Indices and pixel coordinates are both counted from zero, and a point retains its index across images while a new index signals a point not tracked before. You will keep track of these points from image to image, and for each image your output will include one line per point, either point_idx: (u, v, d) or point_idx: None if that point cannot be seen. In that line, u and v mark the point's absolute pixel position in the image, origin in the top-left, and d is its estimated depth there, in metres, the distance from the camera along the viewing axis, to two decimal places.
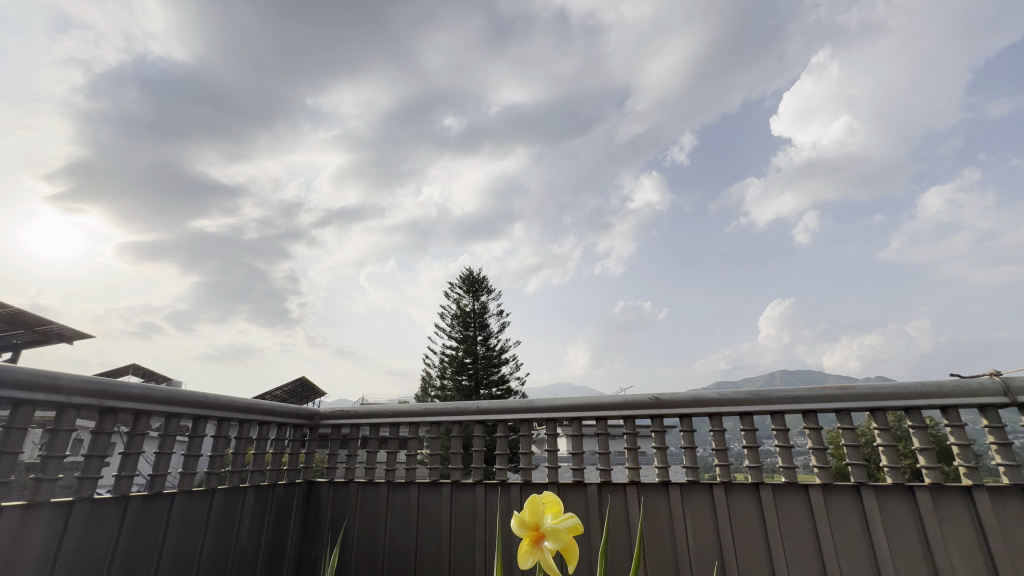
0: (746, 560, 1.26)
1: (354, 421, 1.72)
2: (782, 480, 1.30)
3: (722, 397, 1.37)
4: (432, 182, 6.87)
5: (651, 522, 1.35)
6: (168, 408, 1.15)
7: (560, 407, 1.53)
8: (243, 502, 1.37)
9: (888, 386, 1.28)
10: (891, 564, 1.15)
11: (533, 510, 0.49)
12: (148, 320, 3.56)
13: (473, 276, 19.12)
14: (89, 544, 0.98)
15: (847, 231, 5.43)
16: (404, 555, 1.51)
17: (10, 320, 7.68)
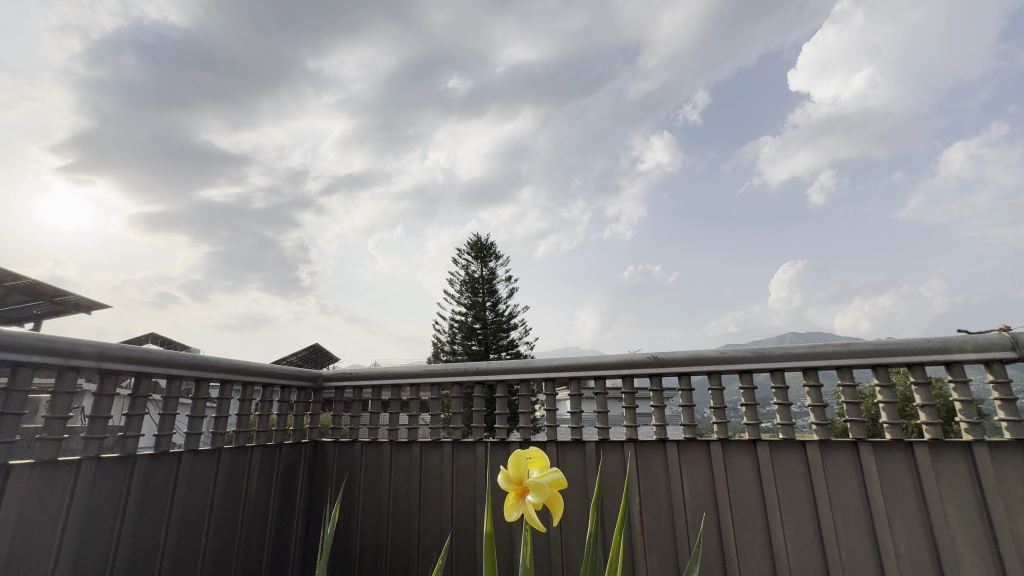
0: (741, 512, 1.29)
1: (356, 383, 1.76)
2: (779, 438, 1.32)
3: (720, 355, 1.38)
4: (438, 147, 6.76)
5: (648, 477, 1.38)
6: (170, 371, 1.17)
7: (558, 366, 1.54)
8: (250, 461, 1.42)
9: (892, 342, 1.26)
10: (884, 518, 1.17)
11: (517, 465, 0.51)
12: (163, 290, 3.64)
13: (482, 242, 19.08)
14: (100, 502, 1.02)
15: (865, 189, 5.29)
16: (408, 508, 1.57)
17: (29, 291, 7.85)
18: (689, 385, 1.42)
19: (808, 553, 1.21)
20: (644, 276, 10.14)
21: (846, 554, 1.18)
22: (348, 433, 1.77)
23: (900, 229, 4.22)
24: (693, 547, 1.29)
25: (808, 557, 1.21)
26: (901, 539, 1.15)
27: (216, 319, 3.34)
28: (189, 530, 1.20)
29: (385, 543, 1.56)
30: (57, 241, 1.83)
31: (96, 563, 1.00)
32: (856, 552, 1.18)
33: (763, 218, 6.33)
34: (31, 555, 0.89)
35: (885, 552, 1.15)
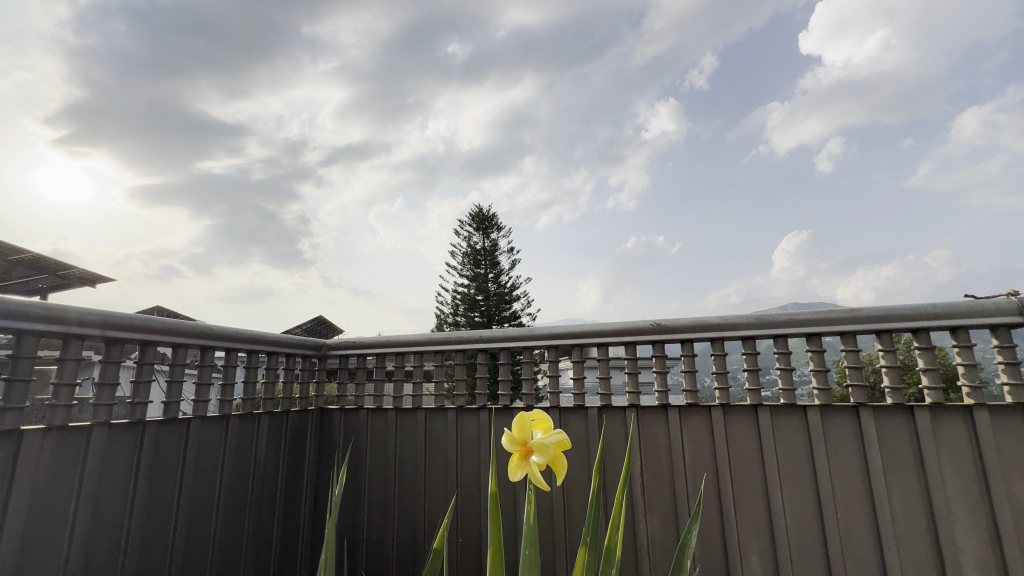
0: (740, 474, 1.32)
1: (359, 351, 1.77)
2: (781, 403, 1.34)
3: (724, 322, 1.38)
4: (439, 116, 6.62)
5: (649, 441, 1.41)
6: (173, 340, 1.18)
7: (561, 333, 1.55)
8: (258, 428, 1.45)
9: (898, 308, 1.26)
10: (881, 480, 1.20)
11: (520, 427, 0.52)
12: (166, 264, 3.65)
13: (483, 213, 18.94)
14: (113, 467, 1.05)
15: (874, 156, 5.19)
16: (414, 473, 1.61)
17: (31, 265, 7.87)
18: (693, 352, 1.43)
19: (804, 513, 1.25)
20: (646, 247, 10.11)
21: (843, 516, 1.22)
22: (353, 401, 1.80)
23: (908, 198, 4.16)
24: (693, 508, 1.32)
25: (804, 517, 1.25)
26: (897, 501, 1.18)
27: (221, 292, 3.38)
28: (201, 493, 1.24)
29: (392, 505, 1.61)
30: (53, 213, 1.80)
31: (112, 523, 1.04)
32: (850, 512, 1.21)
33: (769, 187, 6.25)
34: (48, 516, 0.93)
35: (880, 511, 1.19)
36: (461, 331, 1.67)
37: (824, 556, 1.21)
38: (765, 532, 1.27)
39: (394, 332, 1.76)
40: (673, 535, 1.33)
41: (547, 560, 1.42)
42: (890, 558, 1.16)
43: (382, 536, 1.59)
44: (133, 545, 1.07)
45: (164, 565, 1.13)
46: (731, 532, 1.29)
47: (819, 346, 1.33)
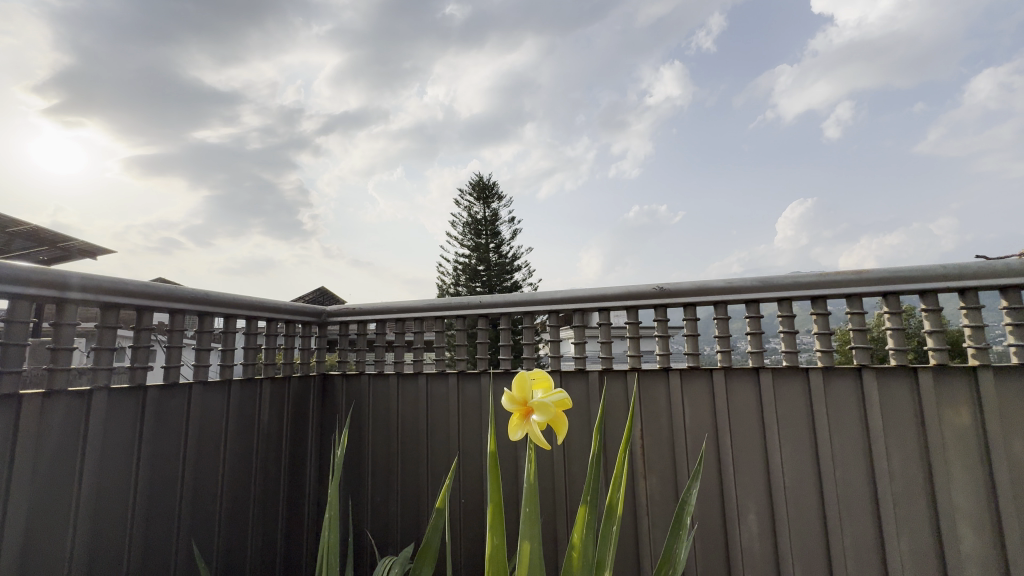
0: (740, 435, 1.34)
1: (360, 318, 1.78)
2: (783, 366, 1.34)
3: (728, 285, 1.37)
4: (437, 81, 6.46)
5: (649, 403, 1.43)
6: (169, 306, 1.19)
7: (562, 298, 1.55)
8: (260, 392, 1.47)
9: (906, 269, 1.24)
10: (880, 439, 1.22)
11: (521, 387, 0.57)
12: (165, 236, 3.64)
13: (483, 182, 18.69)
14: (116, 430, 1.07)
15: (883, 121, 5.07)
16: (416, 436, 1.65)
17: (30, 237, 7.86)
18: (695, 315, 1.43)
19: (802, 472, 1.28)
20: (648, 216, 10.03)
21: (841, 475, 1.24)
22: (355, 367, 1.82)
23: (917, 163, 4.08)
24: (693, 469, 1.35)
25: (802, 477, 1.27)
26: (896, 460, 1.20)
27: (222, 264, 3.39)
28: (205, 455, 1.27)
29: (395, 468, 1.65)
30: (51, 183, 1.78)
31: (118, 484, 1.06)
32: (847, 471, 1.24)
33: (773, 154, 6.14)
34: (55, 476, 0.95)
35: (878, 470, 1.21)
36: (462, 297, 1.67)
37: (820, 513, 1.25)
38: (763, 491, 1.30)
39: (395, 299, 1.76)
40: (673, 494, 1.36)
41: (549, 518, 1.46)
42: (885, 515, 1.19)
43: (387, 497, 1.64)
44: (140, 504, 1.10)
45: (172, 523, 1.17)
46: (729, 491, 1.33)
47: (824, 308, 1.32)
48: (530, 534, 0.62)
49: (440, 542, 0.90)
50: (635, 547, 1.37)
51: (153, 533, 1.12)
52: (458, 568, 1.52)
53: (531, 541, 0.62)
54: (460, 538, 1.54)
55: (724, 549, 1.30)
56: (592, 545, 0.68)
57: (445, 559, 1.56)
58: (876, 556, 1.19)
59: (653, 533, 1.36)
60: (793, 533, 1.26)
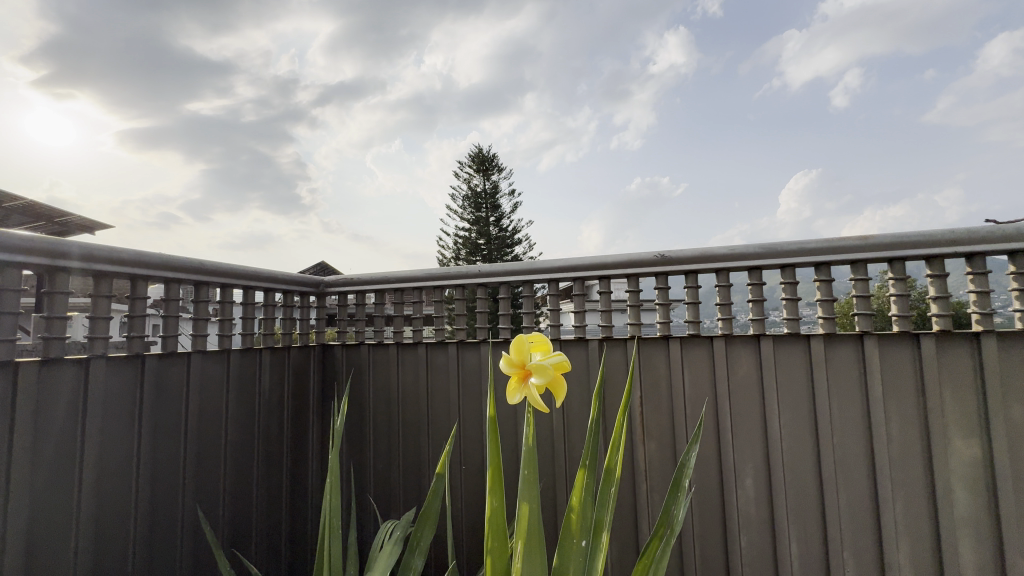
0: (739, 402, 1.35)
1: (358, 288, 1.77)
2: (784, 333, 1.33)
3: (731, 252, 1.35)
4: (435, 49, 6.29)
5: (649, 371, 1.44)
6: (163, 275, 1.17)
7: (561, 267, 1.54)
8: (261, 361, 1.47)
9: (914, 235, 1.21)
10: (880, 405, 1.22)
11: (519, 350, 0.59)
12: (163, 210, 3.62)
13: (483, 154, 18.40)
14: (116, 399, 1.06)
15: (892, 89, 4.96)
16: (417, 404, 1.67)
17: (27, 212, 7.82)
18: (696, 283, 1.42)
19: (802, 438, 1.28)
20: (650, 188, 9.93)
21: (840, 440, 1.25)
22: (353, 337, 1.83)
23: (925, 133, 4.01)
24: (692, 435, 1.37)
25: (800, 442, 1.28)
26: (895, 425, 1.21)
27: (222, 238, 3.39)
28: (207, 424, 1.28)
29: (396, 436, 1.68)
30: (43, 158, 1.74)
31: (121, 452, 1.06)
32: (847, 436, 1.25)
33: (778, 122, 6.04)
34: (57, 445, 0.95)
35: (877, 434, 1.22)
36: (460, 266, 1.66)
37: (816, 477, 1.26)
38: (761, 456, 1.31)
39: (394, 269, 1.74)
40: (671, 458, 1.39)
41: (548, 484, 1.49)
42: (882, 479, 1.20)
43: (389, 464, 1.68)
44: (144, 471, 1.11)
45: (178, 490, 1.18)
46: (727, 456, 1.34)
47: (828, 275, 1.30)
48: (530, 496, 0.63)
49: (439, 509, 0.98)
50: (632, 509, 1.41)
51: (159, 500, 1.14)
52: (458, 531, 1.56)
53: (530, 503, 0.63)
54: (460, 503, 1.58)
55: (721, 512, 1.33)
56: (590, 507, 0.70)
57: (446, 523, 1.60)
58: (871, 518, 1.21)
59: (651, 496, 1.39)
60: (790, 496, 1.27)
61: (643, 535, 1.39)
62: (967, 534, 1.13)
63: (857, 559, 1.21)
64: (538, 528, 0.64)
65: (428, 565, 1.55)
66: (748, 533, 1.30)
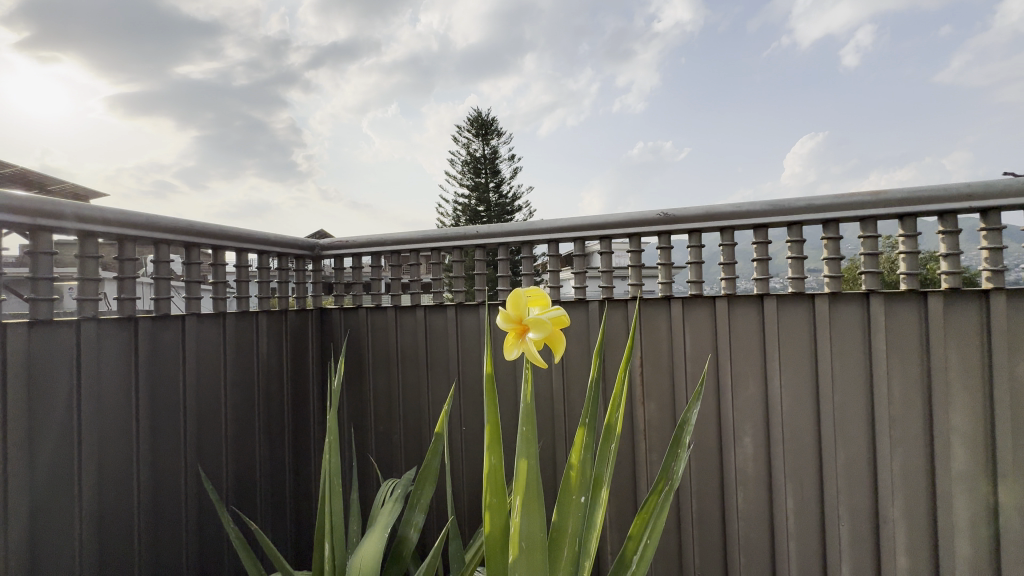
0: (740, 362, 1.35)
1: (354, 251, 1.75)
2: (789, 292, 1.31)
3: (737, 209, 1.31)
4: (431, 6, 6.04)
5: (650, 333, 1.43)
6: (150, 236, 1.14)
7: (561, 227, 1.51)
8: (257, 325, 1.47)
9: (928, 189, 1.15)
10: (883, 363, 1.21)
11: (517, 305, 0.61)
12: (158, 177, 3.57)
13: (483, 118, 17.95)
14: (108, 363, 1.06)
15: (905, 47, 4.80)
16: (417, 366, 1.69)
17: (20, 180, 7.69)
18: (700, 243, 1.39)
19: (801, 398, 1.29)
20: None
21: (840, 400, 1.25)
22: (352, 301, 1.82)
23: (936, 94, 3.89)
24: (692, 395, 1.38)
25: (799, 401, 1.29)
26: (896, 384, 1.20)
27: (218, 205, 3.35)
28: (205, 387, 1.29)
29: (397, 397, 1.71)
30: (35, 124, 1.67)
31: (119, 416, 1.07)
32: (847, 395, 1.25)
33: (787, 83, 5.88)
34: (55, 410, 0.95)
35: (877, 393, 1.22)
36: (457, 227, 1.63)
37: (815, 435, 1.28)
38: (760, 416, 1.33)
39: (390, 231, 1.71)
40: (670, 418, 1.40)
41: (548, 446, 1.53)
42: (880, 436, 1.21)
43: (390, 426, 1.71)
44: (144, 434, 1.12)
45: (180, 452, 1.20)
46: (727, 415, 1.36)
47: (836, 233, 1.25)
48: (528, 452, 0.65)
49: (439, 465, 1.02)
50: (632, 468, 1.45)
51: (162, 461, 1.16)
52: (459, 488, 1.61)
53: (529, 459, 0.65)
54: (462, 461, 1.62)
55: (718, 469, 1.36)
56: (589, 463, 0.72)
57: (446, 482, 1.64)
58: (867, 475, 1.23)
59: (649, 455, 1.42)
60: (788, 454, 1.29)
61: (642, 493, 1.43)
62: (963, 490, 1.14)
63: (851, 514, 1.23)
64: (536, 486, 0.65)
65: (430, 522, 1.60)
66: (745, 489, 1.33)
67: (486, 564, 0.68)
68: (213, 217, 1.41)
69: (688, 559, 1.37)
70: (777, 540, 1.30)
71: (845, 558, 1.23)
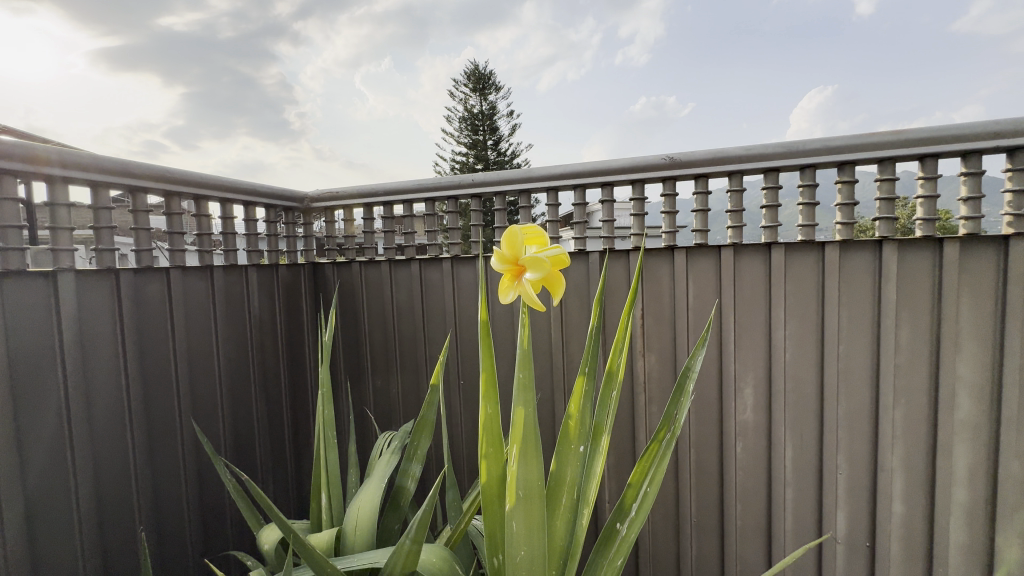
0: (743, 314, 1.34)
1: (344, 202, 1.71)
2: (797, 241, 1.28)
3: (746, 152, 1.26)
4: None
5: (652, 284, 1.42)
6: (125, 182, 1.10)
7: (561, 175, 1.47)
8: (246, 278, 1.46)
9: (953, 127, 1.09)
10: (891, 312, 1.19)
11: (512, 244, 0.60)
12: (149, 135, 3.49)
13: (480, 71, 17.28)
14: (91, 317, 1.05)
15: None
16: (413, 320, 1.69)
17: None
18: (707, 188, 1.34)
19: (804, 349, 1.29)
20: None
21: (844, 350, 1.25)
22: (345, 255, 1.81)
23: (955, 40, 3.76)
24: (693, 349, 1.39)
25: (801, 353, 1.29)
26: (904, 333, 1.18)
27: (213, 162, 3.28)
28: (195, 342, 1.29)
29: (393, 351, 1.72)
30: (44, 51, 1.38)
31: (107, 369, 1.08)
32: (852, 346, 1.24)
33: (798, 32, 5.66)
34: (41, 362, 0.96)
35: (883, 343, 1.21)
36: (451, 176, 1.59)
37: (817, 385, 1.29)
38: (761, 367, 1.34)
39: (385, 182, 1.66)
40: (670, 371, 1.42)
41: (547, 399, 1.55)
42: (884, 386, 1.21)
43: (387, 380, 1.73)
44: (135, 388, 1.13)
45: (173, 406, 1.22)
46: (728, 367, 1.37)
47: (850, 176, 1.22)
48: (525, 400, 0.65)
49: (435, 417, 1.04)
50: (631, 420, 1.48)
51: (155, 414, 1.18)
52: (458, 438, 1.65)
53: (525, 407, 0.65)
54: (463, 414, 1.65)
55: (718, 420, 1.39)
56: (588, 411, 0.73)
57: (444, 436, 1.68)
58: (868, 424, 1.24)
59: (649, 407, 1.45)
60: (789, 405, 1.31)
61: (641, 444, 1.46)
62: (964, 439, 1.13)
63: (850, 462, 1.26)
64: (532, 431, 0.66)
65: (429, 471, 1.65)
66: (744, 440, 1.36)
67: (483, 512, 0.70)
68: (196, 166, 1.36)
69: (685, 506, 1.42)
70: (774, 486, 1.34)
71: (841, 503, 1.27)
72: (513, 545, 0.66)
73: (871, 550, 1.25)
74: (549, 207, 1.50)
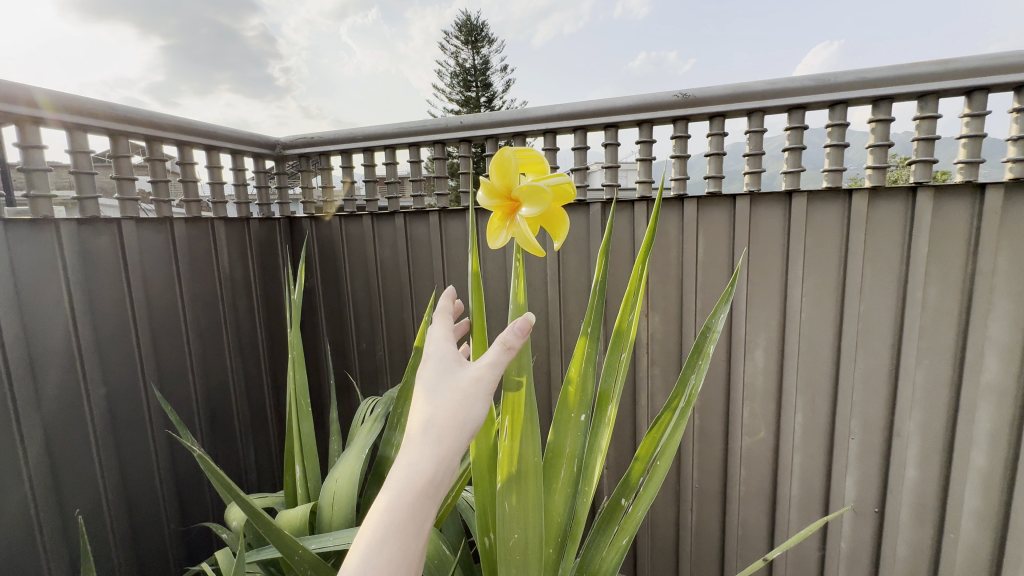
0: (758, 272, 1.32)
1: (320, 148, 1.62)
2: (822, 188, 1.24)
3: (771, 88, 1.19)
4: None
5: (661, 238, 1.39)
6: (61, 120, 1.02)
7: (559, 115, 1.39)
8: (214, 234, 1.41)
9: (1007, 55, 1.01)
10: (921, 267, 1.16)
11: (505, 174, 0.56)
12: None
13: (471, 23, 16.52)
14: (29, 273, 1.00)
15: None
16: (398, 278, 1.66)
17: None
18: (722, 129, 1.29)
19: (822, 306, 1.27)
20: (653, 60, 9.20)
21: (866, 310, 1.23)
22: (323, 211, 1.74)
23: None
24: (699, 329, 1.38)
25: (818, 313, 1.28)
26: (932, 290, 1.16)
27: None
28: (157, 301, 1.25)
29: (378, 310, 1.70)
30: None
31: (55, 330, 1.04)
32: (873, 305, 1.22)
33: None
34: None
35: (909, 301, 1.18)
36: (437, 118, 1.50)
37: (832, 348, 1.28)
38: (774, 327, 1.33)
39: (381, 124, 1.57)
40: (673, 328, 1.41)
41: (544, 360, 1.55)
42: (907, 347, 1.20)
43: (373, 343, 1.71)
44: (88, 351, 1.10)
45: (136, 369, 1.20)
46: (739, 328, 1.36)
47: (887, 113, 1.15)
48: (521, 367, 0.64)
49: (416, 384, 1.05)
50: (633, 382, 1.48)
51: (115, 378, 1.15)
52: None
53: (523, 374, 0.63)
54: None
55: (725, 379, 1.40)
56: (589, 373, 0.72)
57: None
58: (886, 384, 1.23)
59: (651, 369, 1.44)
60: (801, 365, 1.31)
61: (641, 412, 1.47)
62: (988, 401, 1.13)
63: (863, 428, 1.27)
64: (528, 406, 0.65)
65: None
66: (751, 405, 1.37)
67: (474, 489, 0.70)
68: None
69: (686, 474, 1.46)
70: (781, 452, 1.36)
71: (852, 468, 1.29)
72: (506, 529, 0.66)
73: (880, 514, 1.28)
74: (547, 151, 1.43)
